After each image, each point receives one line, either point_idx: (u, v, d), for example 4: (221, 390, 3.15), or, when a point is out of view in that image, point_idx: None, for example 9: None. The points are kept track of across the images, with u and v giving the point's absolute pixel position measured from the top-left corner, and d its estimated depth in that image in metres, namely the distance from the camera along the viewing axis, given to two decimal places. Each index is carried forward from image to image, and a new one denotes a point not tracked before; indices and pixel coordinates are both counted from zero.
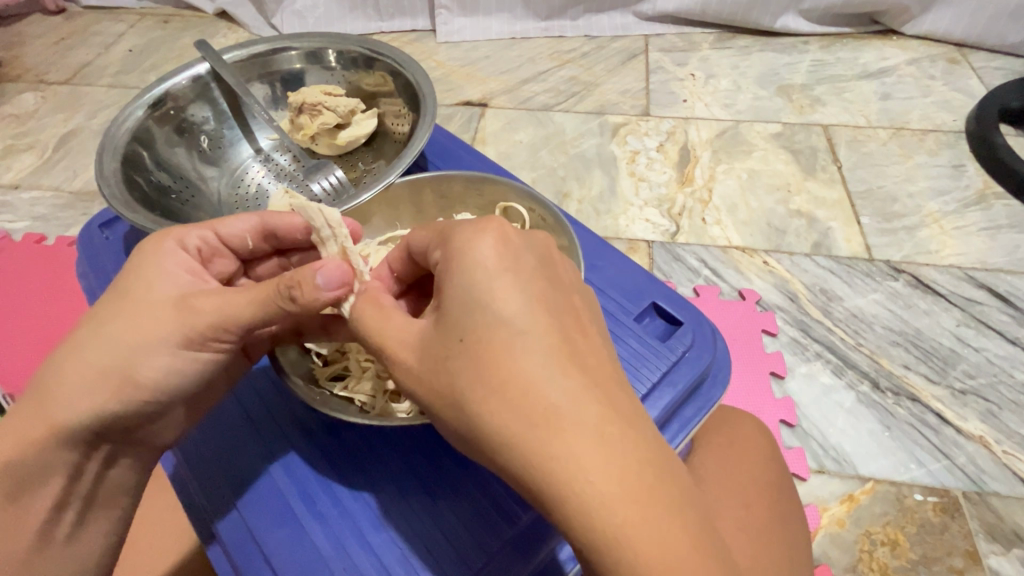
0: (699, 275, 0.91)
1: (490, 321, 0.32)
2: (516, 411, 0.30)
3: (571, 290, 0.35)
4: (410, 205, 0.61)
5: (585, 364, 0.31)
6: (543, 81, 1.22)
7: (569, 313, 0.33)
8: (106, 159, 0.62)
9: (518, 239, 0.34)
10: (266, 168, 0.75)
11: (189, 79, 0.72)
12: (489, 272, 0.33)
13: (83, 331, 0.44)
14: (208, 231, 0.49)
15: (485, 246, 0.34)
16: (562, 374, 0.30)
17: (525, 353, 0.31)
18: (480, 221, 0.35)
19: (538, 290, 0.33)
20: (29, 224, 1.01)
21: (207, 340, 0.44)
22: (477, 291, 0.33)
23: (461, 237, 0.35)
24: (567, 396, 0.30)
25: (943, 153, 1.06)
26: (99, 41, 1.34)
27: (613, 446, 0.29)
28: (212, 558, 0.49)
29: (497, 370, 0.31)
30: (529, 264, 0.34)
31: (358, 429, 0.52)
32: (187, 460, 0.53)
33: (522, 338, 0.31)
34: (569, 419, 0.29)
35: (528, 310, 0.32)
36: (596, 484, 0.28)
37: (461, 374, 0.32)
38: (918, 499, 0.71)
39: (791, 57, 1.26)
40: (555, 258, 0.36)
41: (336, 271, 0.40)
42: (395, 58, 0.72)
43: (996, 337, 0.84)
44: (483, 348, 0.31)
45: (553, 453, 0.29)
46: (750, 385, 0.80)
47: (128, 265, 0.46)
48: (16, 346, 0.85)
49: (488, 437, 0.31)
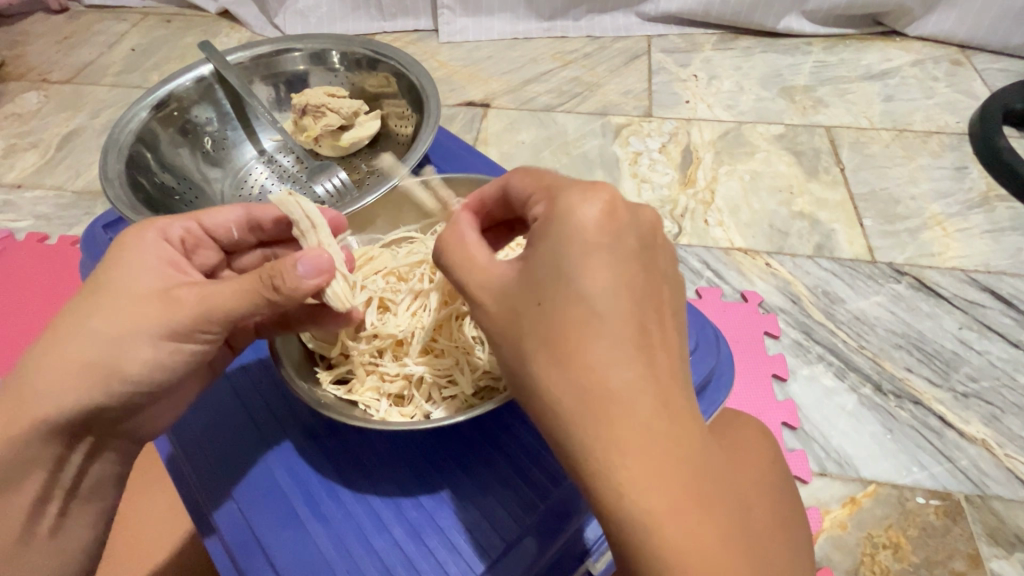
0: (702, 276, 0.91)
1: (571, 293, 0.32)
2: (577, 382, 0.31)
3: (663, 279, 0.34)
4: (414, 207, 0.61)
5: (657, 355, 0.31)
6: (545, 81, 1.21)
7: (654, 302, 0.33)
8: (111, 160, 0.62)
9: (624, 213, 0.33)
10: (269, 170, 0.75)
11: (193, 80, 0.71)
12: (585, 246, 0.32)
13: (66, 324, 0.44)
14: (192, 222, 0.50)
15: (587, 216, 0.33)
16: (630, 361, 0.31)
17: (600, 333, 0.31)
18: (590, 187, 0.34)
19: (629, 273, 0.32)
20: (31, 223, 1.01)
21: (192, 332, 0.44)
22: (567, 261, 0.32)
23: (565, 202, 0.34)
24: (630, 382, 0.30)
25: (946, 154, 1.06)
26: (102, 40, 1.34)
27: (659, 441, 0.30)
28: (211, 551, 0.49)
29: (571, 338, 0.31)
30: (626, 244, 0.33)
31: (362, 433, 0.52)
32: (188, 455, 0.53)
33: (599, 317, 0.31)
34: (625, 404, 0.30)
35: (613, 290, 0.32)
36: (632, 471, 0.29)
37: (529, 337, 0.33)
38: (921, 502, 0.71)
39: (793, 58, 1.26)
40: (658, 244, 0.35)
41: (314, 261, 0.42)
42: (398, 59, 0.72)
43: (997, 339, 0.84)
44: (558, 318, 0.32)
45: (600, 428, 0.30)
46: (752, 387, 0.80)
47: (110, 257, 0.46)
48: (19, 345, 0.86)
49: (545, 396, 0.32)
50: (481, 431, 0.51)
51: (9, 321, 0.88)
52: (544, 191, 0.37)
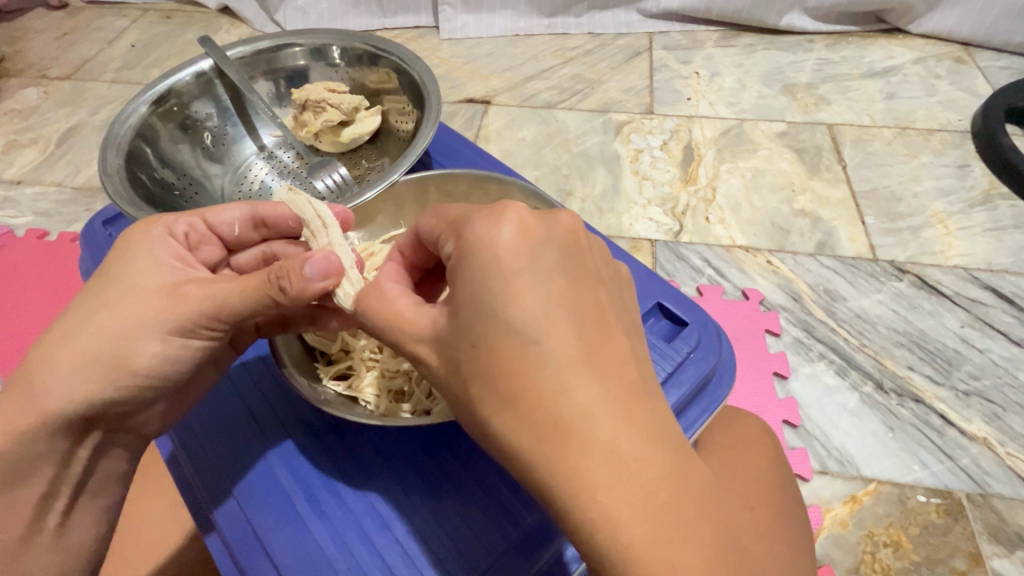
0: (702, 274, 0.91)
1: (504, 325, 0.29)
2: (531, 425, 0.28)
3: (599, 284, 0.31)
4: (415, 203, 0.61)
5: (610, 370, 0.29)
6: (546, 78, 1.21)
7: (593, 314, 0.30)
8: (110, 155, 0.62)
9: (539, 229, 0.31)
10: (269, 166, 0.75)
11: (193, 76, 0.71)
12: (508, 269, 0.30)
13: (74, 318, 0.44)
14: (196, 219, 0.49)
15: (500, 237, 0.30)
16: (581, 388, 0.28)
17: (539, 363, 0.29)
18: (496, 208, 0.32)
19: (559, 288, 0.30)
20: (30, 220, 1.01)
21: (198, 328, 0.44)
22: (491, 294, 0.30)
23: (475, 227, 0.32)
24: (585, 411, 0.28)
25: (949, 153, 1.05)
26: (101, 36, 1.34)
27: (630, 467, 0.28)
28: (212, 550, 0.49)
29: (512, 379, 0.29)
30: (551, 258, 0.31)
31: (361, 429, 0.52)
32: (190, 457, 0.53)
33: (537, 348, 0.29)
34: (586, 436, 0.28)
35: (546, 314, 0.29)
36: (609, 508, 0.27)
37: (473, 383, 0.30)
38: (921, 501, 0.71)
39: (795, 55, 1.25)
40: (582, 248, 0.32)
41: (322, 263, 0.40)
42: (399, 54, 0.72)
43: (999, 338, 0.84)
44: (493, 356, 0.29)
45: (567, 471, 0.28)
46: (752, 385, 0.80)
47: (116, 254, 0.46)
48: (20, 342, 0.85)
49: (501, 446, 0.30)
50: None
51: (9, 318, 0.88)
52: (450, 227, 0.34)
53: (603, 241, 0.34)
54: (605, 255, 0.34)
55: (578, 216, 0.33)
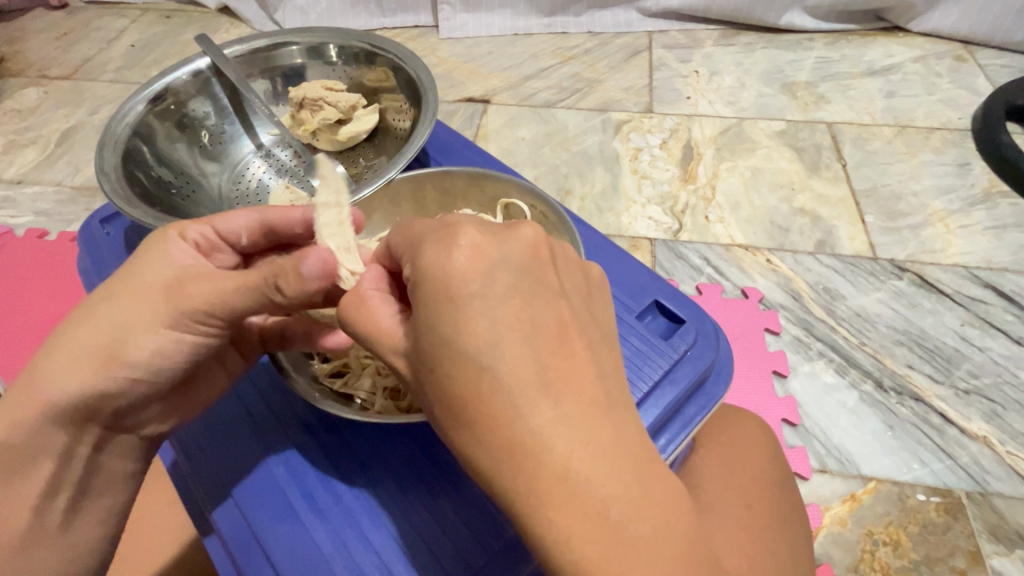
0: (702, 273, 0.90)
1: (456, 352, 0.29)
2: (488, 447, 0.28)
3: (562, 299, 0.30)
4: (411, 201, 0.60)
5: (566, 390, 0.28)
6: (546, 77, 1.21)
7: (552, 333, 0.29)
8: (106, 154, 0.62)
9: (493, 250, 0.30)
10: (267, 164, 0.75)
11: (190, 75, 0.71)
12: (460, 295, 0.29)
13: (80, 313, 0.45)
14: (206, 225, 0.48)
15: (452, 262, 0.30)
16: (535, 410, 0.27)
17: (493, 388, 0.28)
18: (450, 230, 0.31)
19: (515, 310, 0.29)
20: (30, 219, 1.01)
21: (194, 321, 0.43)
22: (445, 320, 0.29)
23: (428, 253, 0.31)
24: (540, 433, 0.27)
25: (949, 151, 1.05)
26: (101, 36, 1.34)
27: (588, 487, 0.27)
28: (208, 546, 0.50)
29: (468, 403, 0.29)
30: (506, 279, 0.30)
31: (358, 426, 0.52)
32: (189, 459, 0.53)
33: (490, 373, 0.28)
34: (540, 459, 0.27)
35: (498, 338, 0.28)
36: (565, 531, 0.27)
37: (437, 403, 0.30)
38: (921, 499, 0.71)
39: (796, 54, 1.25)
40: (542, 263, 0.31)
41: (318, 262, 0.38)
42: (395, 53, 0.72)
43: (999, 336, 0.83)
44: (451, 380, 0.29)
45: (525, 493, 0.27)
46: (752, 384, 0.79)
47: (131, 255, 0.46)
48: (21, 340, 0.86)
49: (464, 466, 0.30)
50: None
51: (9, 317, 0.88)
52: (408, 247, 0.33)
53: (570, 250, 0.34)
54: (570, 266, 0.33)
55: (540, 228, 0.32)
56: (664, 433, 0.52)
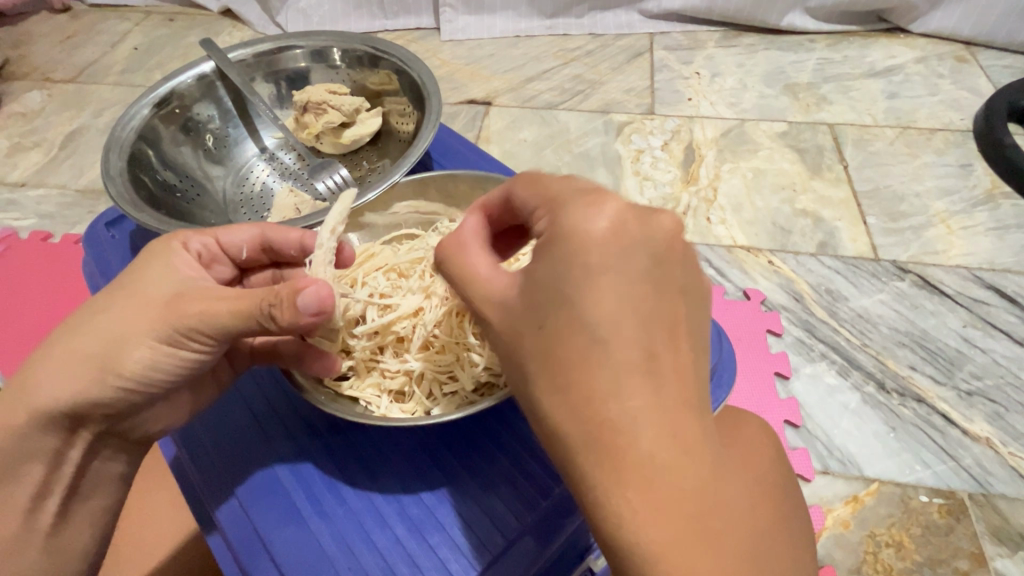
0: (704, 274, 0.91)
1: (573, 319, 0.30)
2: (579, 413, 0.29)
3: (682, 294, 0.31)
4: (415, 205, 0.61)
5: (669, 380, 0.29)
6: (547, 79, 1.21)
7: (666, 323, 0.30)
8: (112, 158, 0.62)
9: (634, 228, 0.31)
10: (271, 167, 0.75)
11: (195, 79, 0.72)
12: (592, 266, 0.30)
13: (80, 318, 0.46)
14: (209, 237, 0.49)
15: (592, 232, 0.31)
16: (634, 393, 0.28)
17: (601, 360, 0.29)
18: (597, 199, 0.32)
19: (640, 292, 0.30)
20: (35, 222, 1.01)
21: (188, 338, 0.44)
22: (570, 284, 0.30)
23: (570, 215, 0.32)
24: (634, 415, 0.28)
25: (951, 152, 1.05)
26: (105, 39, 1.34)
27: (665, 476, 0.28)
28: (212, 545, 0.50)
29: (569, 371, 0.29)
30: (638, 260, 0.30)
31: (363, 429, 0.52)
32: (192, 458, 0.53)
33: (601, 346, 0.29)
34: (630, 438, 0.28)
35: (619, 315, 0.29)
36: (636, 508, 0.28)
37: (533, 361, 0.31)
38: (924, 501, 0.71)
39: (797, 55, 1.25)
40: (675, 255, 0.31)
41: (316, 295, 0.40)
42: (399, 56, 0.72)
43: (1001, 337, 0.84)
44: (556, 348, 0.30)
45: (607, 464, 0.28)
46: (756, 385, 0.80)
47: (137, 261, 0.47)
48: (25, 343, 0.86)
49: (546, 429, 0.31)
50: (480, 426, 0.51)
51: (13, 319, 0.88)
52: (546, 204, 0.34)
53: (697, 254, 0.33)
54: (694, 268, 0.33)
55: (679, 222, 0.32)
56: None
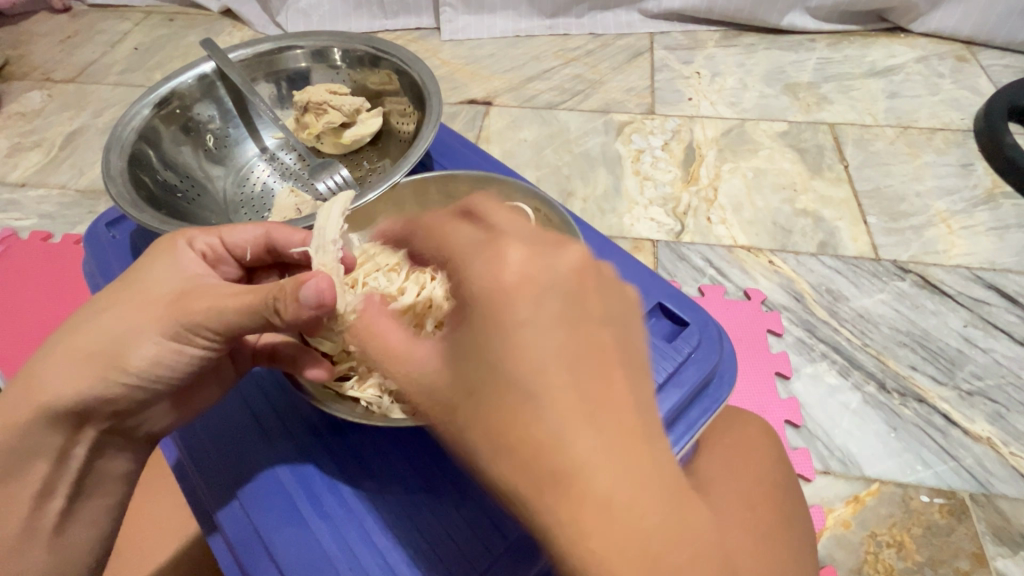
0: (704, 274, 0.91)
1: (502, 377, 0.29)
2: (527, 473, 0.27)
3: (607, 323, 0.30)
4: (416, 205, 0.61)
5: (610, 416, 0.27)
6: (548, 79, 1.21)
7: (595, 359, 0.29)
8: (113, 158, 0.62)
9: (540, 272, 0.30)
10: (271, 168, 0.75)
11: (195, 79, 0.72)
12: (507, 319, 0.29)
13: (85, 315, 0.46)
14: (213, 236, 0.49)
15: (502, 280, 0.30)
16: (579, 438, 0.27)
17: (536, 415, 0.28)
18: (496, 246, 0.32)
19: (560, 334, 0.29)
20: (35, 222, 1.01)
21: (193, 334, 0.44)
22: (491, 346, 0.29)
23: (475, 268, 0.32)
24: (582, 462, 0.27)
25: (952, 151, 1.05)
26: (104, 39, 1.34)
27: (628, 515, 0.27)
28: (212, 547, 0.50)
29: (508, 433, 0.28)
30: (552, 302, 0.30)
31: (364, 430, 0.52)
32: (193, 459, 0.53)
33: (534, 399, 0.28)
34: (583, 486, 0.26)
35: (543, 364, 0.28)
36: (605, 557, 0.26)
37: (468, 429, 0.30)
38: (925, 501, 0.71)
39: (797, 54, 1.25)
40: (588, 287, 0.31)
41: (316, 289, 0.39)
42: (400, 56, 0.72)
43: (1002, 337, 0.83)
44: (490, 409, 0.29)
45: (567, 520, 0.27)
46: (756, 385, 0.80)
47: (141, 260, 0.47)
48: (26, 343, 0.86)
49: (500, 496, 0.29)
50: None
51: (12, 320, 0.88)
52: (448, 264, 0.35)
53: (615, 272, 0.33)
54: (617, 289, 0.32)
55: (587, 251, 0.32)
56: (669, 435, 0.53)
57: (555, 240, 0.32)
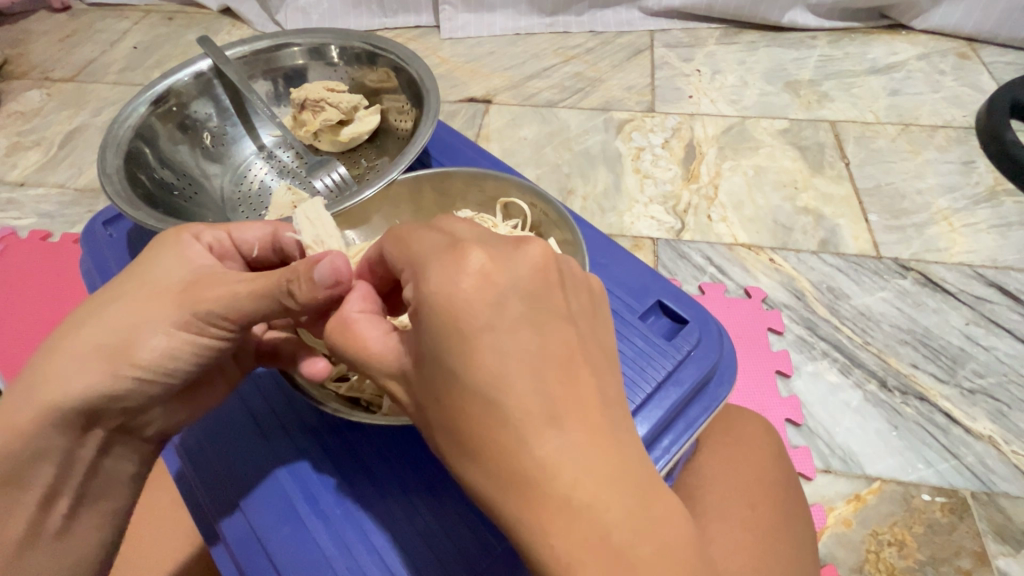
0: (705, 272, 0.90)
1: (466, 383, 0.29)
2: (496, 474, 0.29)
3: (569, 323, 0.31)
4: (411, 202, 0.60)
5: (572, 416, 0.28)
6: (548, 77, 1.21)
7: (558, 360, 0.29)
8: (109, 156, 0.62)
9: (501, 276, 0.30)
10: (269, 165, 0.75)
11: (192, 76, 0.71)
12: (469, 325, 0.29)
13: (90, 309, 0.45)
14: (222, 231, 0.48)
15: (461, 292, 0.30)
16: (542, 439, 0.28)
17: (501, 418, 0.29)
18: (456, 254, 0.31)
19: (522, 340, 0.29)
20: (34, 221, 1.01)
21: (208, 324, 0.43)
22: (452, 353, 0.30)
23: (433, 279, 0.31)
24: (545, 460, 0.28)
25: (953, 149, 1.05)
26: (104, 38, 1.34)
27: (591, 512, 0.27)
28: (216, 558, 0.49)
29: (476, 435, 0.29)
30: (515, 307, 0.30)
31: (359, 428, 0.52)
32: (194, 467, 0.52)
33: (498, 404, 0.29)
34: (547, 485, 0.28)
35: (505, 369, 0.29)
36: (568, 554, 0.27)
37: (443, 432, 0.31)
38: (926, 500, 0.70)
39: (798, 52, 1.24)
40: (549, 288, 0.31)
41: (329, 267, 0.38)
42: (396, 53, 0.72)
43: (1004, 335, 0.83)
44: (458, 413, 0.30)
45: (530, 516, 0.28)
46: (757, 384, 0.79)
47: (146, 252, 0.47)
48: (27, 342, 0.86)
49: (476, 493, 0.30)
50: None
51: (12, 319, 0.88)
52: (412, 267, 0.33)
53: (576, 268, 0.34)
54: (577, 287, 0.33)
55: (548, 249, 0.32)
56: (667, 433, 0.52)
57: (516, 239, 0.33)
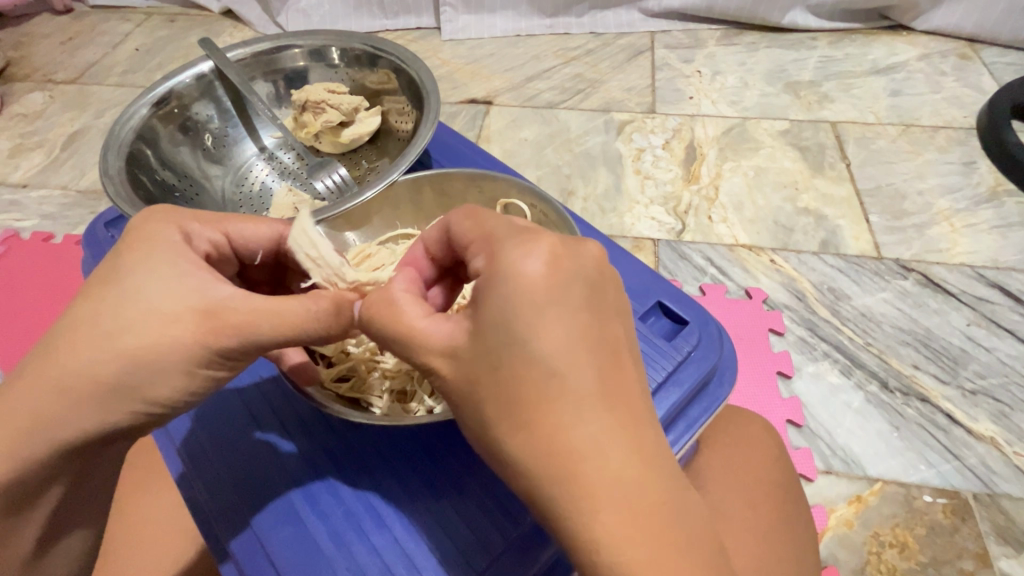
0: (705, 273, 0.90)
1: (525, 359, 0.30)
2: (542, 449, 0.30)
3: (618, 317, 0.32)
4: (410, 203, 0.61)
5: (619, 402, 0.30)
6: (548, 78, 1.21)
7: (610, 350, 0.31)
8: (111, 159, 0.62)
9: (568, 262, 0.31)
10: (270, 167, 0.75)
11: (193, 78, 0.71)
12: (533, 304, 0.30)
13: (81, 340, 0.40)
14: (219, 233, 0.46)
15: (531, 271, 0.31)
16: (593, 418, 0.29)
17: (558, 395, 0.30)
18: (528, 238, 0.32)
19: (582, 325, 0.30)
20: (36, 223, 1.01)
21: (224, 358, 0.41)
22: (515, 328, 0.30)
23: (506, 257, 0.32)
24: (594, 439, 0.29)
25: (954, 149, 1.04)
26: (107, 41, 1.34)
27: (634, 493, 0.29)
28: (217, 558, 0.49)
29: (528, 409, 0.30)
30: (577, 294, 0.31)
31: (359, 429, 0.52)
32: (196, 468, 0.52)
33: (556, 380, 0.30)
34: (592, 465, 0.29)
35: (567, 350, 0.30)
36: (608, 529, 0.28)
37: (488, 404, 0.31)
38: (928, 501, 0.70)
39: (798, 53, 1.24)
40: (605, 281, 0.32)
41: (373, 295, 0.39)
42: (397, 54, 0.72)
43: (1007, 336, 0.83)
44: (511, 386, 0.30)
45: (570, 494, 0.29)
46: (758, 385, 0.79)
47: (133, 263, 0.41)
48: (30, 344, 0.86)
49: (514, 468, 0.31)
50: None
51: (14, 321, 0.89)
52: (482, 242, 0.34)
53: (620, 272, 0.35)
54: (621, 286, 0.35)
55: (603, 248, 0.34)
56: (668, 433, 0.52)
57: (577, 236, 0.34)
